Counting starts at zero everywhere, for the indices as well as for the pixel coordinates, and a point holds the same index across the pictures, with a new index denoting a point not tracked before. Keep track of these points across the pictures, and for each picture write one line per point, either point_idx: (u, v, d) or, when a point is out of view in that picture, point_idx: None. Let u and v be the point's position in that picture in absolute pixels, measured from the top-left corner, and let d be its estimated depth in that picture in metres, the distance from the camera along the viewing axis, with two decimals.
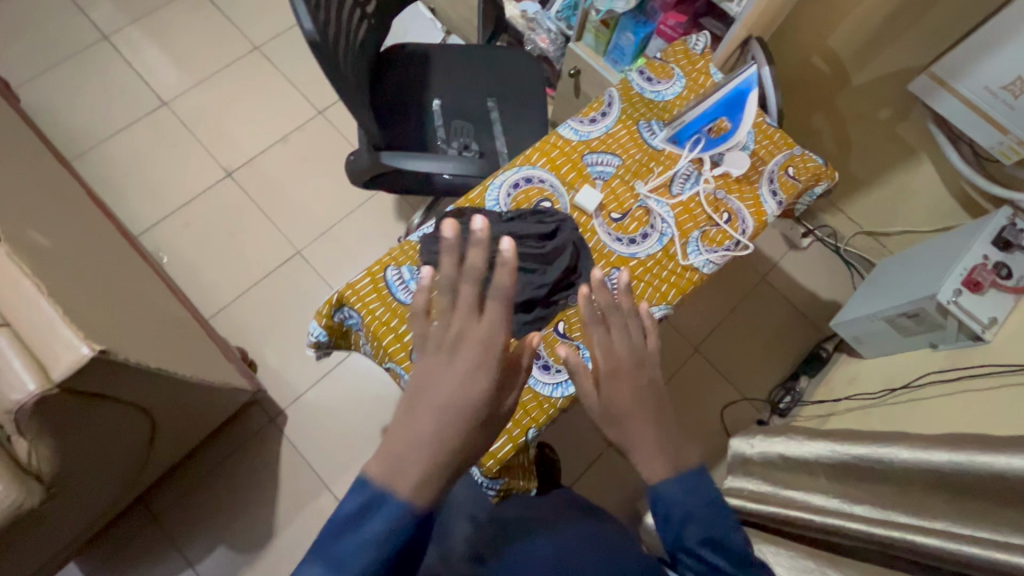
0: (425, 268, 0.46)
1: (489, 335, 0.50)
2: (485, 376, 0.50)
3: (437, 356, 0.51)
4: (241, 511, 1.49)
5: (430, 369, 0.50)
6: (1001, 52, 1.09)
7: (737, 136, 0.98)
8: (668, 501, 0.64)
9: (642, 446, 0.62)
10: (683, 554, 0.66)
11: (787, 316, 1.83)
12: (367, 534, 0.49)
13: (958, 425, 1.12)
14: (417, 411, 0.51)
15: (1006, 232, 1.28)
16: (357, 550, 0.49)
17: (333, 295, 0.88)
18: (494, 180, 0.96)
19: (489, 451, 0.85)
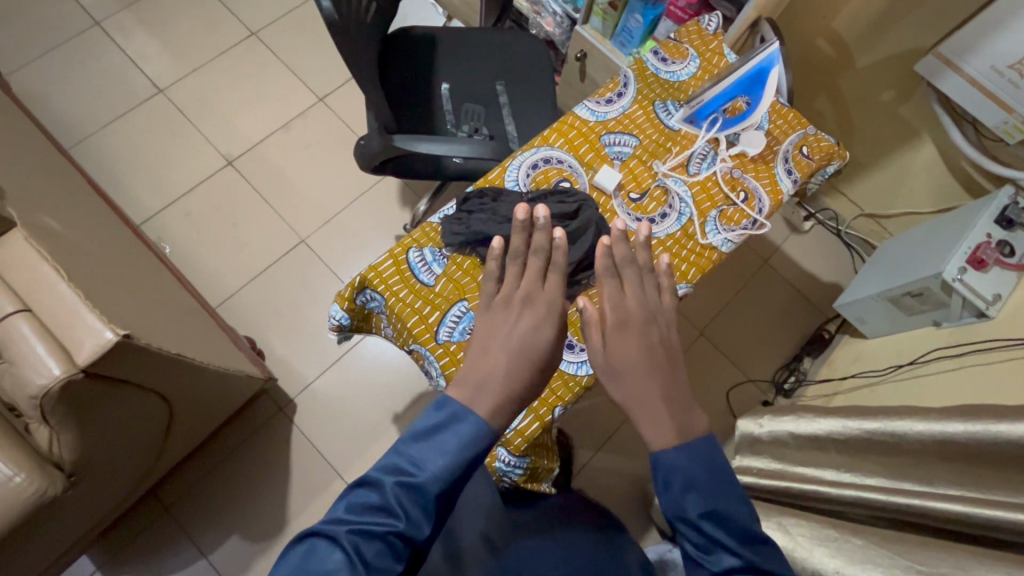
0: (510, 236, 0.73)
1: (548, 295, 0.74)
2: (546, 324, 0.72)
3: (509, 309, 0.73)
4: (252, 501, 1.49)
5: (503, 318, 0.72)
6: (1006, 31, 1.10)
7: (754, 116, 1.00)
8: (672, 465, 0.69)
9: (642, 403, 0.71)
10: (685, 527, 0.68)
11: (789, 299, 1.85)
12: (446, 442, 0.64)
13: (969, 398, 1.14)
14: (493, 352, 0.70)
15: (1008, 210, 1.29)
16: (435, 453, 0.64)
17: (355, 277, 0.88)
18: (513, 162, 0.96)
19: (517, 429, 0.86)
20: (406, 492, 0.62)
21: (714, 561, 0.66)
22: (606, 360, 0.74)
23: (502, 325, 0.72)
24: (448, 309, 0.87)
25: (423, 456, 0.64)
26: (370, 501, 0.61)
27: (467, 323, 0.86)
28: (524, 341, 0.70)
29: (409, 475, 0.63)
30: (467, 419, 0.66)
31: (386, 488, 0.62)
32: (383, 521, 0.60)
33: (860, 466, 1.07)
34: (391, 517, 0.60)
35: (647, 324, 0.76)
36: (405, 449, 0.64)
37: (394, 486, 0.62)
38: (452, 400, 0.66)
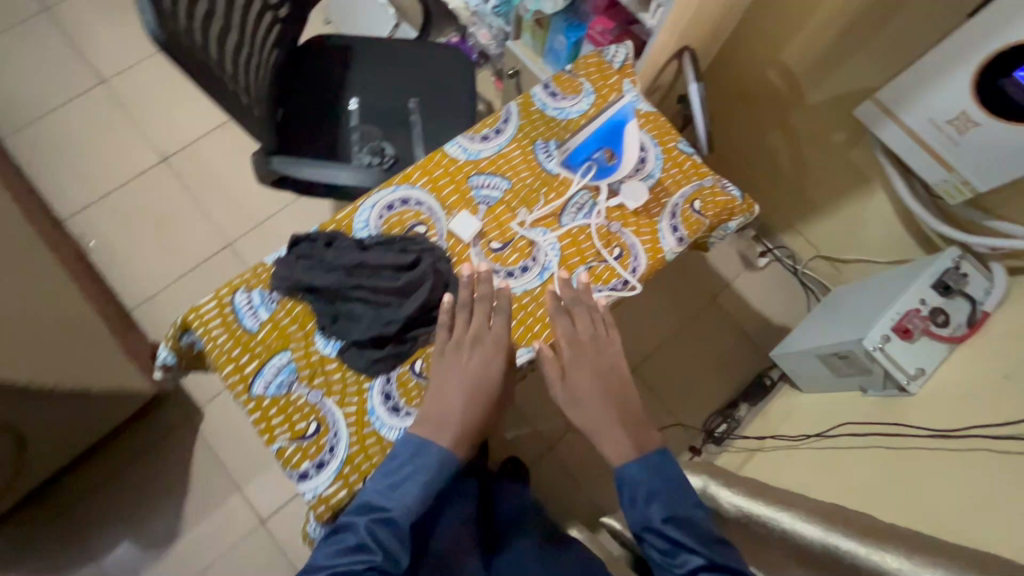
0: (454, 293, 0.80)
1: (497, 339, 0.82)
2: (495, 364, 0.80)
3: (458, 353, 0.80)
4: (148, 509, 1.47)
5: (455, 361, 0.80)
6: (944, 83, 0.98)
7: (624, 161, 0.92)
8: (633, 479, 0.77)
9: (598, 428, 0.80)
10: (652, 535, 0.74)
11: (734, 340, 1.75)
12: (413, 479, 0.75)
13: (860, 502, 1.03)
14: (447, 392, 0.78)
15: (947, 275, 1.17)
16: (407, 487, 0.74)
17: (177, 318, 0.83)
18: (366, 201, 0.89)
19: (321, 496, 0.77)
20: (379, 527, 0.72)
21: (677, 560, 0.72)
22: (564, 391, 0.82)
23: (458, 369, 0.79)
24: (267, 359, 0.81)
25: (393, 489, 0.74)
26: (350, 543, 0.71)
27: (285, 376, 0.81)
28: (475, 377, 0.79)
29: (381, 513, 0.73)
30: (429, 450, 0.76)
31: (362, 527, 0.72)
32: (362, 557, 0.70)
33: (757, 560, 0.99)
34: (369, 552, 0.71)
35: (599, 352, 0.84)
36: (376, 488, 0.74)
37: (371, 526, 0.72)
38: (409, 437, 0.77)
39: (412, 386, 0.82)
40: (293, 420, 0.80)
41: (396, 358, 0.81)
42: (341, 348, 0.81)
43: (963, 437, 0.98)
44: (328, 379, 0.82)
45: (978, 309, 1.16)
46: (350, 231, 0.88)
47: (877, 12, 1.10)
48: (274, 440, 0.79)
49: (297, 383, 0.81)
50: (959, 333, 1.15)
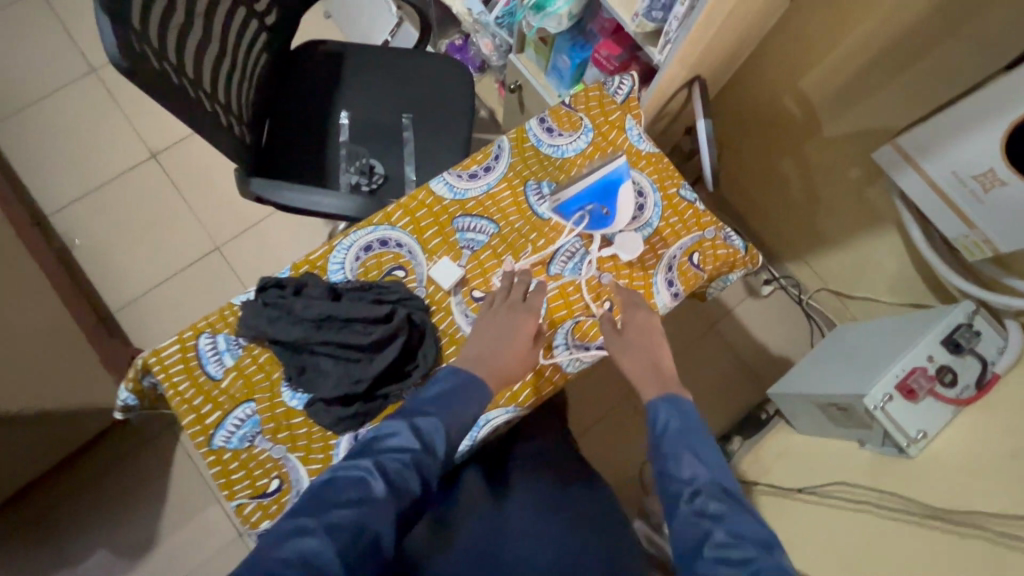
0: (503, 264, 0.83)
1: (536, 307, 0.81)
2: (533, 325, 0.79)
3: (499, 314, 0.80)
4: (121, 519, 1.45)
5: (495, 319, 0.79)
6: (972, 136, 0.91)
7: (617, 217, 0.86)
8: (665, 409, 0.69)
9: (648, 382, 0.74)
10: (669, 455, 0.65)
11: (729, 369, 1.70)
12: (453, 395, 0.68)
13: None
14: (486, 341, 0.76)
15: (957, 332, 1.11)
16: (446, 400, 0.67)
17: (137, 360, 0.78)
18: (343, 241, 0.84)
19: None
20: (430, 425, 0.64)
21: (688, 487, 0.62)
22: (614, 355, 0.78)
23: (506, 326, 0.77)
24: (230, 410, 0.77)
25: (440, 398, 0.67)
26: (400, 436, 0.62)
27: (248, 429, 0.77)
28: (510, 334, 0.76)
29: (433, 411, 0.65)
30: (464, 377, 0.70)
31: (412, 422, 0.63)
32: (412, 448, 0.61)
33: None
34: (418, 444, 0.62)
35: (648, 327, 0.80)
36: (427, 400, 0.67)
37: (422, 421, 0.64)
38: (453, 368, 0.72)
39: None
40: (254, 476, 0.76)
41: (366, 415, 0.77)
42: (308, 402, 0.77)
43: (958, 517, 0.95)
44: (293, 434, 0.78)
45: (988, 371, 1.10)
46: (324, 273, 0.83)
47: (906, 50, 1.02)
48: (233, 496, 0.75)
49: (260, 436, 0.77)
50: (965, 395, 1.09)
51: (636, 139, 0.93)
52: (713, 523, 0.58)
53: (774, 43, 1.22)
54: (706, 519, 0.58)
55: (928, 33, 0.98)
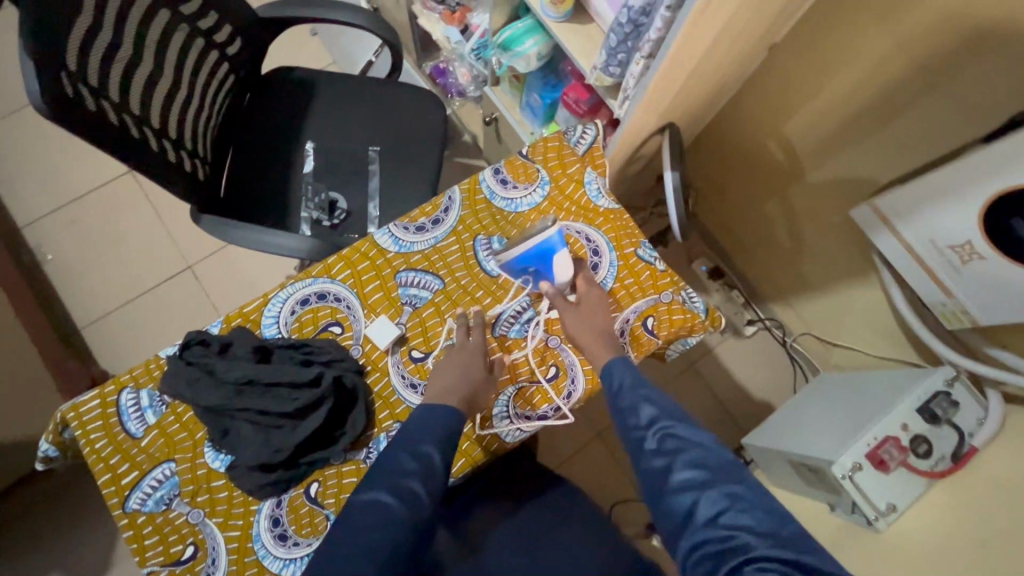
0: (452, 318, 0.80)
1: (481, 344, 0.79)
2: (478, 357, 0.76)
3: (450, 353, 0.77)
4: (44, 558, 1.34)
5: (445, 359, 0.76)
6: (951, 205, 0.85)
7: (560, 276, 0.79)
8: (619, 365, 0.73)
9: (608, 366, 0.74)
10: (627, 408, 0.69)
11: (709, 413, 1.62)
12: (439, 423, 0.67)
13: None
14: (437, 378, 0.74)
15: (934, 401, 1.06)
16: (429, 428, 0.67)
17: (55, 414, 0.75)
18: (279, 293, 0.81)
19: None
20: (433, 440, 0.66)
21: (646, 432, 0.66)
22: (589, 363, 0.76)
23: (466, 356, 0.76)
24: (147, 471, 0.74)
25: (432, 410, 0.69)
26: (406, 456, 0.64)
27: (166, 491, 0.74)
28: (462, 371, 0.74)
29: (434, 425, 0.67)
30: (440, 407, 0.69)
31: (414, 439, 0.66)
32: (423, 466, 0.63)
33: None
34: (425, 459, 0.64)
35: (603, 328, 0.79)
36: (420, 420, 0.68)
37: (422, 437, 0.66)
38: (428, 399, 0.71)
39: (305, 513, 0.74)
40: (168, 542, 0.73)
41: (288, 482, 0.74)
42: (229, 466, 0.74)
43: None
44: (213, 498, 0.74)
45: (965, 444, 1.05)
46: (257, 327, 0.80)
47: (888, 106, 0.97)
48: (145, 562, 0.72)
49: (178, 499, 0.74)
50: (939, 468, 1.04)
51: (594, 194, 0.89)
52: (671, 460, 0.62)
53: (754, 87, 1.17)
54: (666, 456, 0.63)
55: (910, 91, 0.93)
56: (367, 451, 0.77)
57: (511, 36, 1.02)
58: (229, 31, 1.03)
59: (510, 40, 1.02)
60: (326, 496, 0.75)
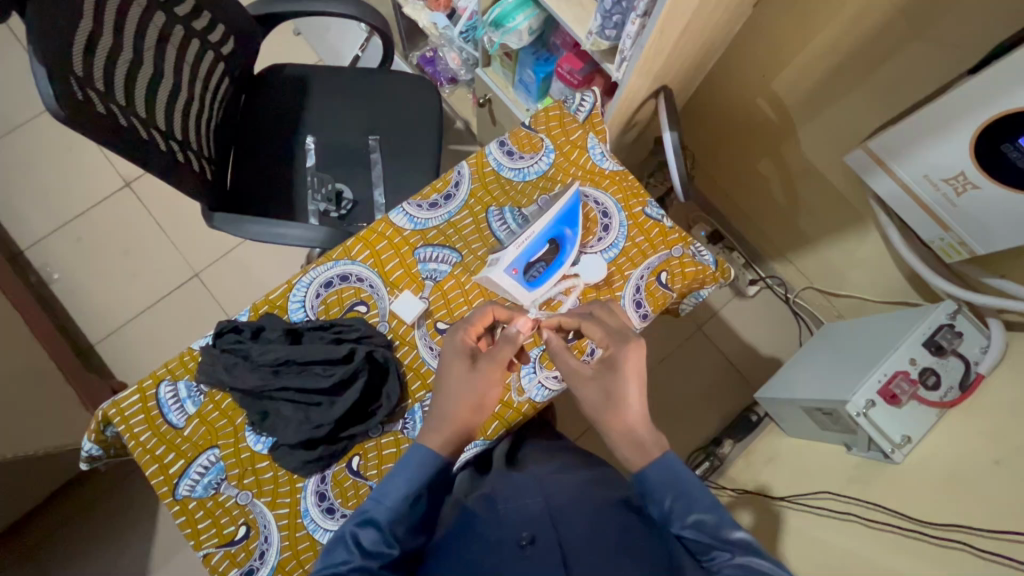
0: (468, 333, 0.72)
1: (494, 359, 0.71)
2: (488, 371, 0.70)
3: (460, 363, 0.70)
4: (83, 569, 1.36)
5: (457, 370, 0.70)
6: (942, 139, 0.89)
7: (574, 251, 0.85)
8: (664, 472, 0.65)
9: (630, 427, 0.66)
10: (650, 484, 0.65)
11: (721, 373, 1.64)
12: (398, 478, 0.65)
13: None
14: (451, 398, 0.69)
15: (939, 334, 1.11)
16: (394, 482, 0.65)
17: (98, 412, 0.77)
18: (303, 278, 0.83)
19: None
20: (400, 533, 0.62)
21: (663, 481, 0.65)
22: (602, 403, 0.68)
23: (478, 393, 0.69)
24: (193, 459, 0.76)
25: (413, 502, 0.64)
26: (366, 543, 0.61)
27: (213, 476, 0.76)
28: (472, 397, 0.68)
29: (406, 519, 0.63)
30: (416, 453, 0.66)
31: (383, 526, 0.62)
32: (382, 558, 0.60)
33: None
34: (387, 555, 0.61)
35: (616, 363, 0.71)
36: (393, 505, 0.63)
37: (390, 526, 0.62)
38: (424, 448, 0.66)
39: (349, 486, 0.77)
40: (220, 524, 0.75)
41: (330, 457, 0.77)
42: (272, 447, 0.76)
43: (941, 529, 0.91)
44: (259, 479, 0.76)
45: (971, 372, 1.09)
46: (285, 312, 0.82)
47: (875, 51, 1.00)
48: (200, 545, 0.75)
49: (225, 483, 0.76)
50: (948, 398, 1.08)
51: (599, 158, 0.91)
52: (679, 514, 0.63)
53: (742, 46, 1.20)
54: (675, 516, 0.63)
55: (896, 34, 0.95)
56: (404, 421, 0.80)
57: (500, 14, 1.04)
58: (223, 30, 1.04)
59: (501, 16, 1.04)
60: (369, 467, 0.78)
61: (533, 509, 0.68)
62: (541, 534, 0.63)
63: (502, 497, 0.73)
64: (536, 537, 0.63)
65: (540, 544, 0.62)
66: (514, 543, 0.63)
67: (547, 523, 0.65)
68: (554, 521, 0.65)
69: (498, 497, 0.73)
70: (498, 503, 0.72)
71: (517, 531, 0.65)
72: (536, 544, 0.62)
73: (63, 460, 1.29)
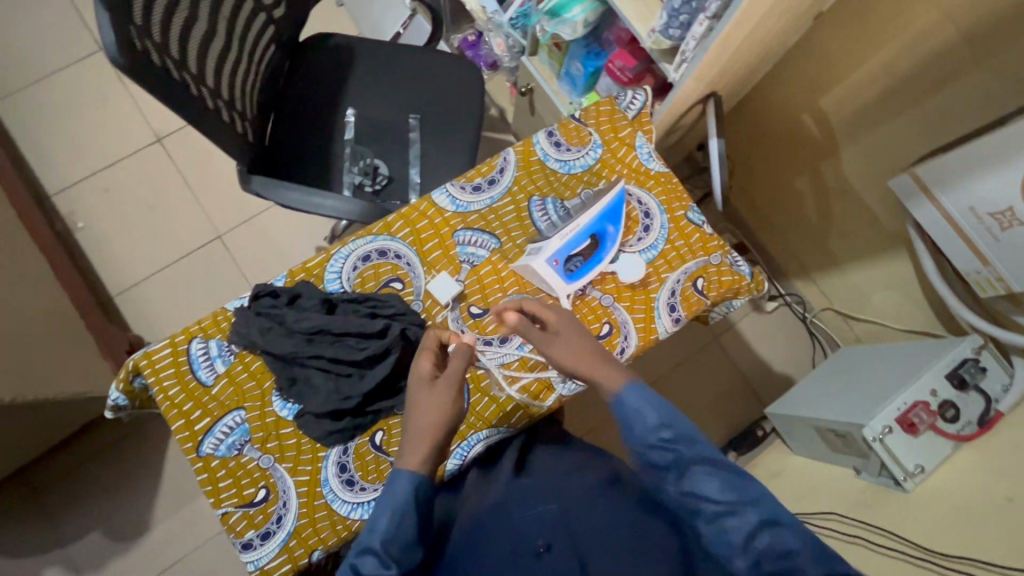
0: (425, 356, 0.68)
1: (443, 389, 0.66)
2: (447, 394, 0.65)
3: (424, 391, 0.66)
4: (86, 517, 1.37)
5: (424, 402, 0.65)
6: (993, 173, 0.88)
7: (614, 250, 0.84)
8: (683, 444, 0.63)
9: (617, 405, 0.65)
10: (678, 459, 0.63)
11: (731, 386, 1.64)
12: (380, 510, 0.62)
13: None
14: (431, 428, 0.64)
15: (963, 367, 1.10)
16: (382, 513, 0.61)
17: (129, 361, 0.78)
18: (342, 249, 0.83)
19: (263, 569, 0.74)
20: (397, 553, 0.60)
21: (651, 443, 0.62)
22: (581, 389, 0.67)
23: (444, 412, 0.65)
24: (219, 418, 0.77)
25: (402, 520, 0.61)
26: (365, 569, 0.59)
27: (237, 437, 0.77)
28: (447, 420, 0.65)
29: (400, 538, 0.61)
30: (399, 478, 0.63)
31: (379, 551, 0.59)
32: None
33: None
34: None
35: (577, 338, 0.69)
36: (383, 529, 0.60)
37: (386, 548, 0.60)
38: (403, 472, 0.63)
39: (370, 460, 0.77)
40: (241, 485, 0.76)
41: (355, 429, 0.77)
42: (299, 414, 0.77)
43: (953, 562, 0.89)
44: (282, 444, 0.77)
45: (991, 408, 1.10)
46: (321, 282, 0.82)
47: (932, 77, 0.98)
48: (219, 504, 0.75)
49: (249, 445, 0.77)
50: (965, 432, 1.09)
51: (646, 157, 0.91)
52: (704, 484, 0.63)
53: (795, 58, 1.18)
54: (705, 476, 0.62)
55: (958, 61, 0.94)
56: None
57: (558, 3, 1.03)
58: None
59: (559, 6, 1.03)
60: (391, 444, 0.77)
61: (545, 516, 0.68)
62: (558, 541, 0.64)
63: (514, 504, 0.72)
64: (552, 545, 0.64)
65: (557, 553, 0.63)
66: (531, 551, 0.64)
67: (562, 531, 0.66)
68: (571, 529, 0.66)
69: (508, 505, 0.72)
70: (510, 511, 0.71)
71: (533, 538, 0.66)
72: (552, 552, 0.63)
73: (75, 408, 1.30)
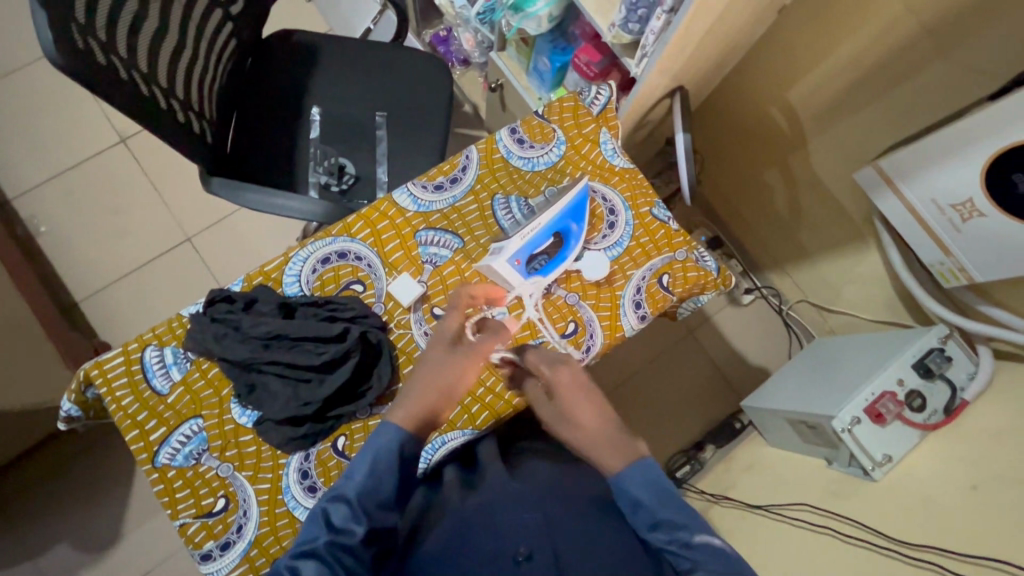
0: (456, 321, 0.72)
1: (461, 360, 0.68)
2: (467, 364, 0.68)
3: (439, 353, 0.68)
4: (54, 528, 1.34)
5: (435, 360, 0.68)
6: (953, 164, 0.89)
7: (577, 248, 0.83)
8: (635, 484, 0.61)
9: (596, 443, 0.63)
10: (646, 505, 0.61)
11: (709, 379, 1.65)
12: (362, 457, 0.62)
13: None
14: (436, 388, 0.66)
15: (929, 357, 1.11)
16: (364, 468, 0.61)
17: (79, 371, 0.75)
18: (300, 252, 0.81)
19: None
20: (370, 508, 0.59)
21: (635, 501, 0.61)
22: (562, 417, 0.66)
23: (453, 377, 0.67)
24: (175, 427, 0.75)
25: (381, 479, 0.61)
26: (335, 519, 0.58)
27: (194, 446, 0.75)
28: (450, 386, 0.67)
29: (376, 495, 0.60)
30: (387, 426, 0.63)
31: (352, 502, 0.59)
32: (352, 536, 0.58)
33: None
34: (356, 533, 0.58)
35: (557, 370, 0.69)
36: (361, 479, 0.60)
37: (361, 502, 0.59)
38: (392, 422, 0.64)
39: (333, 466, 0.76)
40: (199, 495, 0.74)
41: (315, 435, 0.76)
42: (257, 421, 0.75)
43: (921, 551, 0.91)
44: (241, 452, 0.75)
45: (957, 397, 1.10)
46: (279, 285, 0.80)
47: (894, 69, 0.99)
48: (177, 515, 0.73)
49: (206, 454, 0.75)
50: (932, 420, 1.10)
51: (610, 154, 0.90)
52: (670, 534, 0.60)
53: (762, 51, 1.18)
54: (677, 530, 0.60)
55: (918, 54, 0.95)
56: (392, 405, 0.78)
57: None
58: None
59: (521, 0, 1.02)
60: (354, 448, 0.77)
61: (530, 521, 0.67)
62: (540, 551, 0.63)
63: (501, 507, 0.71)
64: (533, 554, 0.63)
65: (538, 559, 0.62)
66: (512, 558, 0.63)
67: (543, 539, 0.64)
68: (551, 535, 0.65)
69: (496, 506, 0.71)
70: (496, 513, 0.70)
71: (514, 545, 0.64)
72: (533, 561, 0.62)
73: (39, 418, 1.27)
